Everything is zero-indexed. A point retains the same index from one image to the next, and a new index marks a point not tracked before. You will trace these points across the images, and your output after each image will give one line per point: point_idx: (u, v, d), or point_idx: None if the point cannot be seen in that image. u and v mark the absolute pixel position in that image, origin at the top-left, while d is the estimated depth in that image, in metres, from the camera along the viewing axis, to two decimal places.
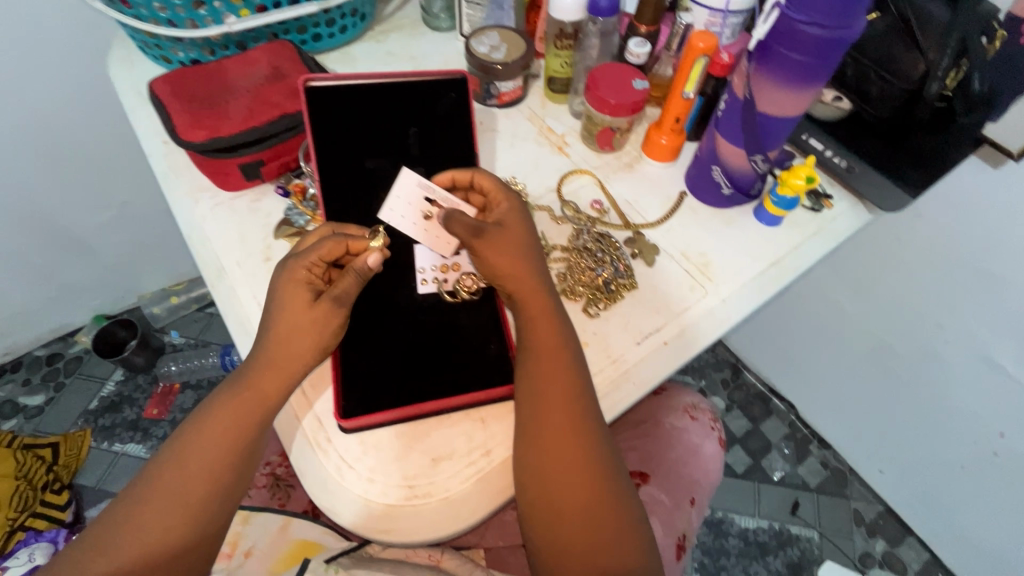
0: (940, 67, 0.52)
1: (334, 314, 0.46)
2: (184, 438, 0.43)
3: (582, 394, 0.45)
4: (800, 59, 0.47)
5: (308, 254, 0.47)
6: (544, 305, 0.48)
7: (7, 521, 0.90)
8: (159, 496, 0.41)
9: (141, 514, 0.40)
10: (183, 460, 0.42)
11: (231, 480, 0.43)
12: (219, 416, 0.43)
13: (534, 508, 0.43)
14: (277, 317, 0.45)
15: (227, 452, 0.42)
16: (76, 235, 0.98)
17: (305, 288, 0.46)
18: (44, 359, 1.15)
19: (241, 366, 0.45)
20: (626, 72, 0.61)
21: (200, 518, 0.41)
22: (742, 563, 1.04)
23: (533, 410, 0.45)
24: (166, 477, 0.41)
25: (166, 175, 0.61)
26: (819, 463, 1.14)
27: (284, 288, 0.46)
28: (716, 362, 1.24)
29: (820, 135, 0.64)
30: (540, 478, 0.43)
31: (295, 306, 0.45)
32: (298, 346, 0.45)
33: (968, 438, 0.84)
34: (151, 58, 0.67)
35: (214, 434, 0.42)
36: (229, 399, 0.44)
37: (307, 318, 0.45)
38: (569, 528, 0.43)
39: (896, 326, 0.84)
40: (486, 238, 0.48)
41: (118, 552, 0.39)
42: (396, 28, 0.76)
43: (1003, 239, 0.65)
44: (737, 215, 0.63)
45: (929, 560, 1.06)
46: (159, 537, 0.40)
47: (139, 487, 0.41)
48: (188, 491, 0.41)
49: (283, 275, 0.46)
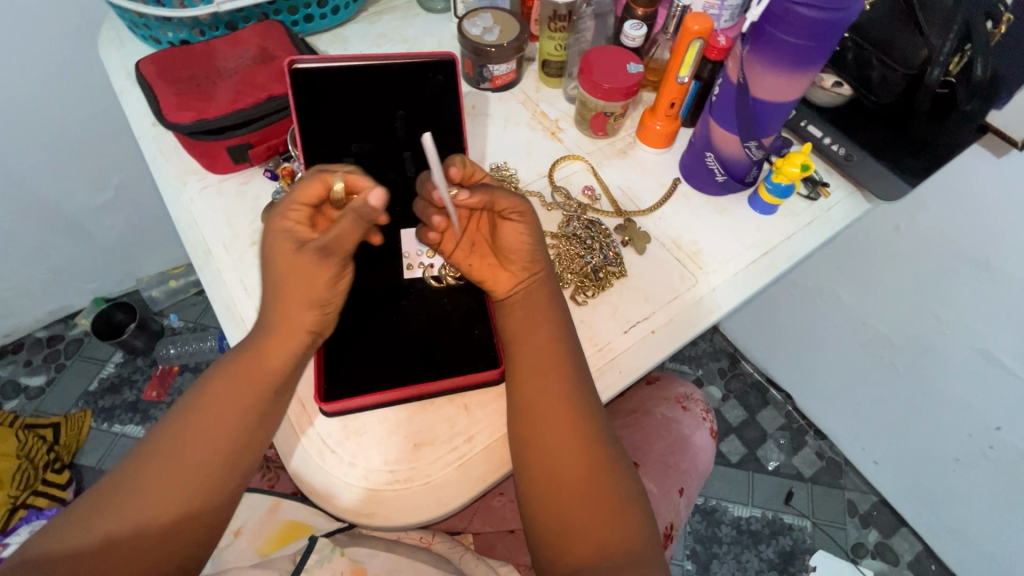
0: (942, 50, 0.51)
1: (320, 264, 0.43)
2: (193, 402, 0.41)
3: (577, 371, 0.46)
4: (794, 43, 0.46)
5: (284, 200, 0.44)
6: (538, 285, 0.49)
7: (9, 498, 0.91)
8: (166, 460, 0.39)
9: (146, 478, 0.38)
10: (191, 424, 0.40)
11: (241, 447, 0.41)
12: (229, 384, 0.42)
13: (539, 480, 0.43)
14: (268, 268, 0.44)
15: (238, 417, 0.41)
16: (73, 217, 0.98)
17: (291, 240, 0.43)
18: (44, 341, 1.16)
19: (251, 333, 0.45)
20: (620, 56, 0.60)
21: (209, 485, 0.40)
22: (734, 551, 1.05)
23: (531, 381, 0.45)
24: (173, 441, 0.40)
25: (155, 157, 0.60)
26: (814, 454, 1.14)
27: (268, 238, 0.44)
28: (713, 351, 1.24)
29: (819, 122, 0.62)
30: (547, 448, 0.43)
31: (279, 256, 0.43)
32: (296, 301, 0.43)
33: (962, 431, 0.84)
34: (140, 39, 0.66)
35: (226, 398, 0.41)
36: (239, 363, 0.43)
37: (295, 267, 0.43)
38: (572, 503, 0.42)
39: (893, 317, 0.84)
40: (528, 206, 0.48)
41: (121, 517, 0.37)
42: (390, 9, 0.74)
43: (1003, 230, 0.64)
44: (730, 203, 0.62)
45: (922, 551, 1.06)
46: (166, 503, 0.38)
47: (143, 452, 0.39)
48: (196, 455, 0.40)
49: (268, 224, 0.44)
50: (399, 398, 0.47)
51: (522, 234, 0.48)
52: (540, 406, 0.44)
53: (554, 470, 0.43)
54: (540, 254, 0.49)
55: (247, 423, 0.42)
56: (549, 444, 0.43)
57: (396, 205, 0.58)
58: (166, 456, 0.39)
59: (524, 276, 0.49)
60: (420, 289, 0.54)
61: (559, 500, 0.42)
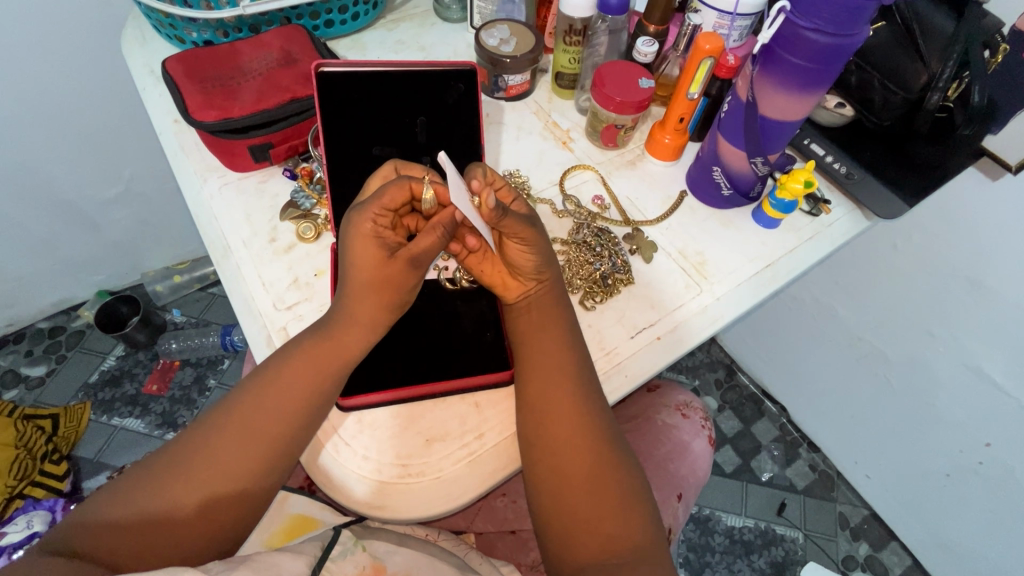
0: (942, 78, 0.53)
1: (406, 274, 0.45)
2: (256, 381, 0.43)
3: (586, 373, 0.47)
4: (803, 64, 0.48)
5: (372, 204, 0.45)
6: (549, 293, 0.51)
7: (7, 488, 0.92)
8: (229, 433, 0.41)
9: (208, 449, 0.40)
10: (255, 403, 0.42)
11: (297, 430, 0.42)
12: (275, 378, 0.43)
13: (549, 474, 0.44)
14: (352, 269, 0.44)
15: (299, 400, 0.42)
16: (81, 209, 0.99)
17: (376, 244, 0.44)
18: (46, 332, 1.16)
19: (317, 323, 0.46)
20: (632, 71, 0.62)
21: (264, 461, 0.41)
22: (726, 560, 1.06)
23: (542, 379, 0.47)
24: (234, 418, 0.41)
25: (176, 153, 0.62)
26: (807, 466, 1.16)
27: (356, 241, 0.44)
28: (710, 362, 1.26)
29: (821, 140, 0.64)
30: (556, 443, 0.44)
31: (367, 260, 0.43)
32: (368, 302, 0.44)
33: (953, 447, 0.86)
34: (164, 38, 0.68)
35: (289, 380, 0.42)
36: (307, 347, 0.44)
37: (373, 273, 0.43)
38: (580, 498, 0.43)
39: (888, 333, 0.86)
40: (533, 231, 0.48)
41: (182, 484, 0.39)
42: (407, 17, 0.77)
43: (997, 252, 0.67)
44: (735, 217, 0.64)
45: (911, 565, 1.08)
46: (223, 474, 0.40)
47: (205, 424, 0.41)
48: (257, 432, 0.41)
49: (353, 227, 0.44)
50: (408, 396, 0.48)
51: (523, 253, 0.49)
52: (553, 401, 0.45)
53: (562, 465, 0.44)
54: (546, 265, 0.50)
55: (308, 406, 0.43)
56: (558, 439, 0.44)
57: None
58: (230, 430, 0.41)
59: (530, 284, 0.51)
60: (435, 289, 0.55)
61: (567, 495, 0.43)
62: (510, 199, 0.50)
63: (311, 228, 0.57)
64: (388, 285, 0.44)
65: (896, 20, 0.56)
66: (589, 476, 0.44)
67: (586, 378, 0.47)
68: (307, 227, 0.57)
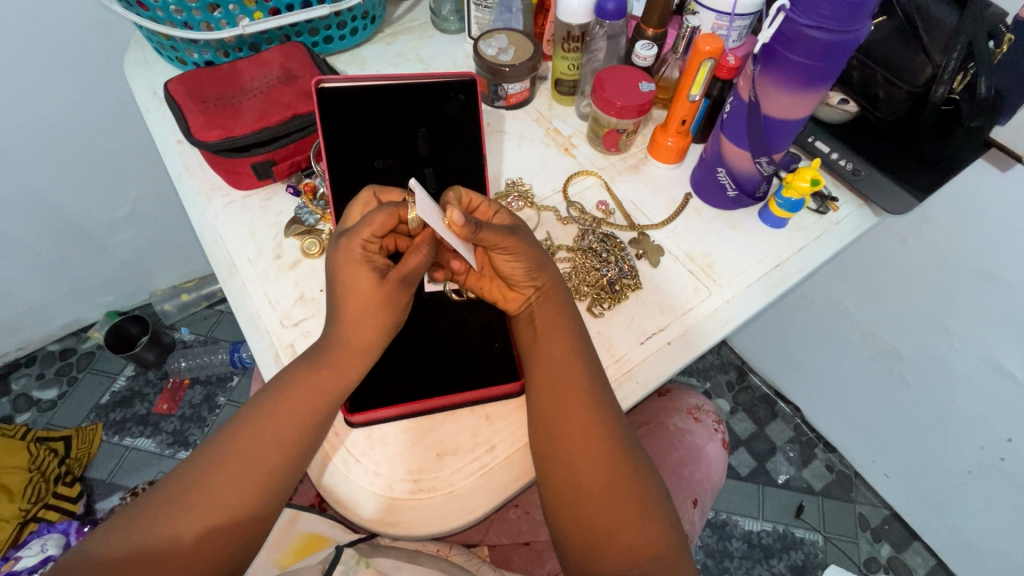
0: (947, 70, 0.52)
1: (399, 293, 0.45)
2: (256, 408, 0.43)
3: (596, 381, 0.46)
4: (804, 62, 0.47)
5: (361, 230, 0.44)
6: (555, 300, 0.50)
7: (20, 512, 0.92)
8: (230, 464, 0.40)
9: (210, 480, 0.40)
10: (255, 431, 0.42)
11: (298, 456, 0.42)
12: (275, 405, 0.43)
13: (565, 485, 0.43)
14: (343, 295, 0.44)
15: (300, 428, 0.42)
16: (88, 231, 0.99)
17: (369, 268, 0.44)
18: (57, 354, 1.17)
19: (313, 346, 0.46)
20: (632, 75, 0.62)
21: (264, 491, 0.41)
22: (745, 565, 1.04)
23: (553, 389, 0.46)
24: (235, 446, 0.41)
25: (180, 173, 0.62)
26: (824, 466, 1.14)
27: (347, 268, 0.44)
28: (721, 364, 1.25)
29: (826, 138, 0.64)
30: (570, 455, 0.44)
31: (361, 287, 0.44)
32: (367, 323, 0.45)
33: (974, 443, 0.84)
34: (166, 60, 0.69)
35: (291, 408, 0.43)
36: (309, 373, 0.44)
37: (369, 297, 0.44)
38: (598, 507, 0.42)
39: (901, 330, 0.85)
40: (516, 240, 0.47)
41: (183, 518, 0.38)
42: (406, 30, 0.77)
43: (1010, 245, 0.66)
44: (742, 218, 0.63)
45: (935, 565, 1.05)
46: (225, 504, 0.39)
47: (206, 455, 0.41)
48: (258, 462, 0.41)
49: (343, 254, 0.44)
50: (420, 410, 0.47)
51: (514, 264, 0.48)
52: (565, 410, 0.45)
53: (577, 476, 0.43)
54: (540, 271, 0.49)
55: (310, 433, 0.43)
56: (572, 450, 0.44)
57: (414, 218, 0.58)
58: (231, 460, 0.41)
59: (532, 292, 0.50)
60: (441, 301, 0.55)
61: (585, 505, 0.42)
62: (491, 213, 0.49)
63: (316, 244, 0.57)
64: (383, 306, 0.45)
65: (897, 15, 0.55)
66: (606, 485, 0.43)
67: (597, 385, 0.46)
68: (312, 243, 0.57)
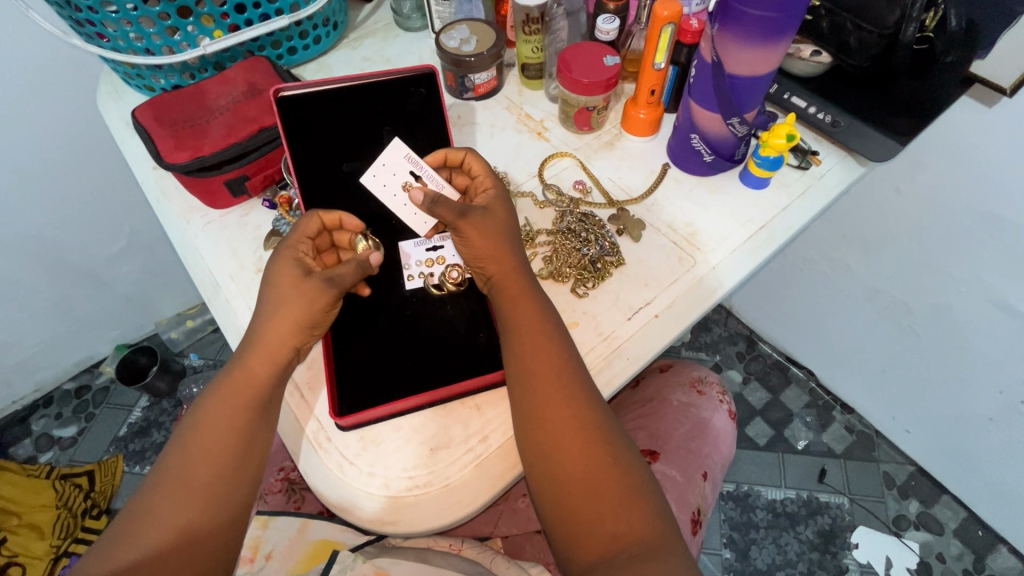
0: (914, 8, 0.50)
1: (322, 290, 0.46)
2: (202, 411, 0.43)
3: (568, 366, 0.45)
4: (760, 15, 0.46)
5: (292, 237, 0.49)
6: (522, 286, 0.49)
7: (52, 548, 0.94)
8: (186, 479, 0.40)
9: (174, 487, 0.40)
10: (205, 433, 0.42)
11: (248, 445, 0.42)
12: (219, 404, 0.43)
13: (544, 477, 0.42)
14: (270, 295, 0.45)
15: (241, 425, 0.42)
16: (88, 267, 1.01)
17: (295, 263, 0.46)
18: (73, 392, 1.18)
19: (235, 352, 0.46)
20: (595, 50, 0.61)
21: (216, 505, 0.40)
22: (772, 535, 1.03)
23: (527, 382, 0.45)
24: (191, 452, 0.41)
25: (159, 198, 0.62)
26: (843, 429, 1.12)
27: (278, 263, 0.47)
28: (729, 336, 1.23)
29: (802, 92, 0.62)
30: (546, 440, 0.42)
31: (286, 279, 0.45)
32: (286, 318, 0.44)
33: (992, 390, 0.82)
34: (135, 88, 0.69)
35: (219, 421, 0.42)
36: (234, 375, 0.44)
37: (295, 289, 0.45)
38: (578, 497, 0.41)
39: (906, 280, 0.83)
40: (467, 222, 0.48)
41: (154, 528, 0.38)
42: (370, 33, 0.77)
43: (1006, 181, 0.64)
44: (722, 182, 0.62)
45: (967, 517, 1.03)
46: (192, 508, 0.39)
47: (165, 467, 0.41)
48: (212, 469, 0.41)
49: (277, 256, 0.47)
50: (412, 407, 0.48)
51: (467, 246, 0.49)
52: (538, 399, 0.44)
53: (556, 466, 0.42)
54: (505, 255, 0.49)
55: (258, 422, 0.43)
56: (547, 441, 0.42)
57: (393, 218, 0.59)
58: (189, 466, 0.41)
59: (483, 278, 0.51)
60: (424, 297, 0.55)
61: (566, 497, 0.41)
62: (486, 185, 0.52)
63: None
64: (306, 299, 0.45)
65: None
66: (585, 471, 0.42)
67: (571, 372, 0.45)
68: None
